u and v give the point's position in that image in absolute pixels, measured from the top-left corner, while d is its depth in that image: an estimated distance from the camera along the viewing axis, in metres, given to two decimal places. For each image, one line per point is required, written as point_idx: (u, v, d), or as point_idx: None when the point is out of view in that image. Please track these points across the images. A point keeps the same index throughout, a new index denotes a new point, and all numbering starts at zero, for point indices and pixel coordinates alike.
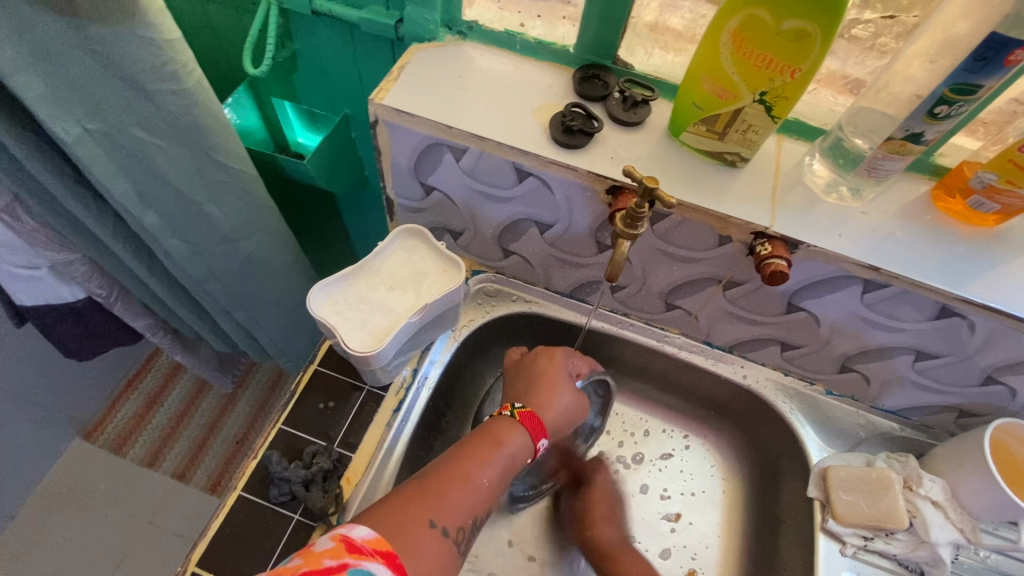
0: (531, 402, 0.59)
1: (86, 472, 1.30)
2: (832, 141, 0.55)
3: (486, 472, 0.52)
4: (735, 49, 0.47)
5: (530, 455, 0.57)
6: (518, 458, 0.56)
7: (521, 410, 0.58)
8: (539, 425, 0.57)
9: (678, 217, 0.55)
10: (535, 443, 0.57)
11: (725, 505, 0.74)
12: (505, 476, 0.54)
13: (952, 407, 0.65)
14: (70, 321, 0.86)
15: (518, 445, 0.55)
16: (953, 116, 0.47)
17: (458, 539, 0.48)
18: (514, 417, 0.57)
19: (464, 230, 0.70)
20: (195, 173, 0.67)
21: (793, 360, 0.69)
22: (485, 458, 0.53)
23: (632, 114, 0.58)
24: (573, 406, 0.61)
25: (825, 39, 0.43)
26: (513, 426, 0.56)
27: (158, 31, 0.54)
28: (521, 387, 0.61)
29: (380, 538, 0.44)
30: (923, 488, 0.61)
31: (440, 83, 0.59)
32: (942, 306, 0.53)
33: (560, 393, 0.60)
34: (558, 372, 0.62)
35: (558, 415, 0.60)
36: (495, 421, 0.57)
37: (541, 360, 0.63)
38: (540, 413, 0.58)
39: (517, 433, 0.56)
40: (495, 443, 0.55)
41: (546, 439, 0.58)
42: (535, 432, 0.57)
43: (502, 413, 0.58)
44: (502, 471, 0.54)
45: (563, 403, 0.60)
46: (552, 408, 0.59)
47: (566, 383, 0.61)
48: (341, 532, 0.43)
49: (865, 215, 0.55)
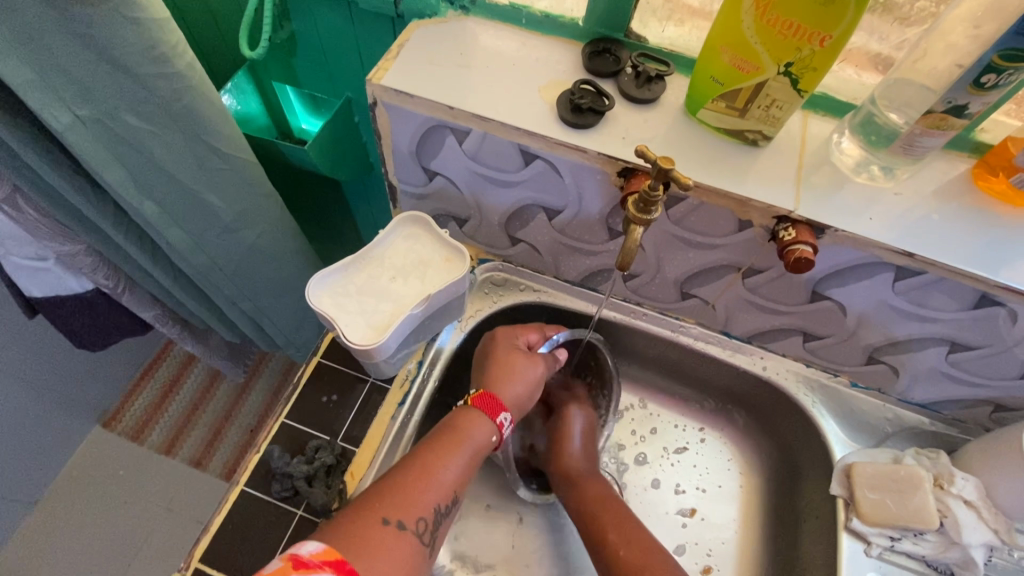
0: (484, 384, 0.58)
1: (104, 460, 1.31)
2: (863, 117, 0.51)
3: (446, 462, 0.51)
4: (758, 16, 0.43)
5: (495, 434, 0.55)
6: (482, 442, 0.54)
7: (475, 395, 0.56)
8: (493, 402, 0.56)
9: (695, 201, 0.52)
10: (495, 419, 0.55)
11: (743, 500, 0.71)
12: (469, 464, 0.52)
13: (987, 401, 0.61)
14: (79, 311, 0.86)
15: (478, 429, 0.54)
16: (1002, 85, 0.42)
17: (419, 529, 0.47)
18: (469, 402, 0.56)
19: (469, 216, 0.67)
20: (191, 159, 0.65)
21: (815, 352, 0.65)
22: (445, 448, 0.51)
23: (646, 91, 0.54)
24: (532, 375, 0.60)
25: (859, 1, 0.39)
26: (469, 412, 0.55)
27: (140, 9, 0.51)
28: (478, 375, 0.60)
29: (330, 549, 0.41)
30: (955, 487, 0.57)
31: (442, 61, 0.56)
32: (981, 294, 0.49)
33: (513, 364, 0.59)
34: (506, 349, 0.60)
35: (517, 388, 0.58)
36: (452, 412, 0.56)
37: (488, 344, 0.61)
38: (495, 390, 0.57)
39: (476, 417, 0.55)
40: (452, 431, 0.53)
41: (506, 411, 0.56)
42: (491, 409, 0.55)
43: (458, 404, 0.56)
44: (465, 458, 0.52)
45: (521, 372, 0.59)
46: (511, 380, 0.58)
47: (517, 355, 0.60)
48: (289, 551, 0.39)
49: (898, 196, 0.51)
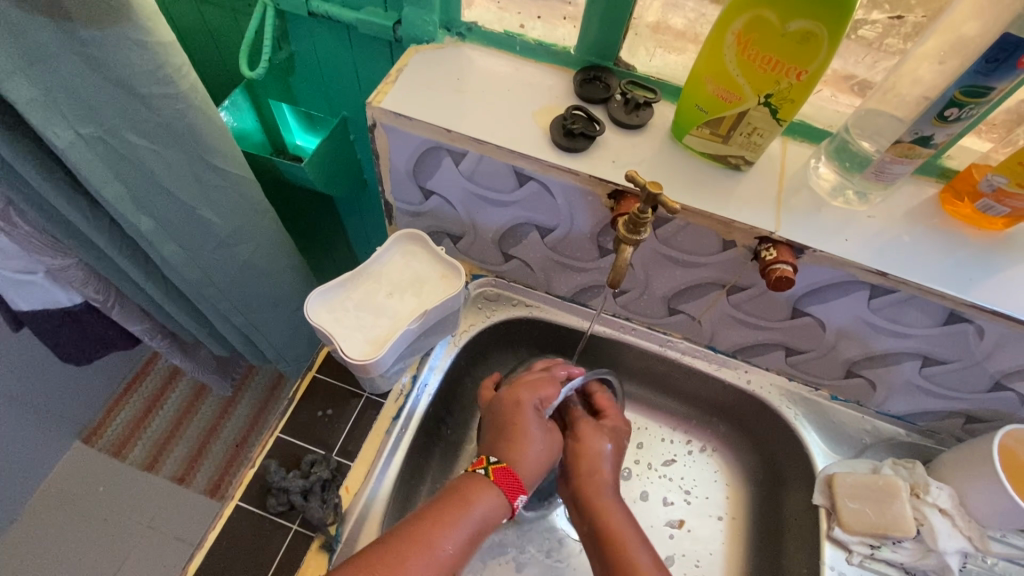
0: (507, 456, 0.57)
1: (85, 475, 1.29)
2: (838, 144, 0.54)
3: (450, 538, 0.51)
4: (739, 51, 0.46)
5: (506, 513, 0.56)
6: (489, 520, 0.54)
7: (496, 468, 0.56)
8: (515, 484, 0.56)
9: (682, 222, 0.54)
10: (512, 502, 0.55)
11: (731, 511, 0.73)
12: (471, 541, 0.52)
13: (960, 413, 0.64)
14: (67, 325, 0.86)
15: (486, 507, 0.54)
16: (964, 118, 0.45)
17: None
18: (490, 476, 0.56)
19: (463, 234, 0.69)
20: (190, 176, 0.66)
21: (797, 366, 0.68)
22: (451, 524, 0.52)
23: (635, 117, 0.57)
24: (546, 453, 0.60)
25: (832, 39, 0.42)
26: (487, 487, 0.55)
27: (149, 34, 0.53)
28: (494, 438, 0.60)
29: None
30: (931, 496, 0.59)
31: (439, 85, 0.58)
32: (950, 312, 0.52)
33: (531, 441, 0.59)
34: (527, 417, 0.60)
35: (534, 464, 0.58)
36: (469, 478, 0.56)
37: (508, 407, 0.61)
38: (516, 467, 0.57)
39: (490, 494, 0.55)
40: (463, 504, 0.53)
41: (525, 495, 0.56)
42: (511, 490, 0.55)
43: (477, 471, 0.56)
44: (468, 536, 0.52)
45: (537, 452, 0.59)
46: (527, 460, 0.58)
47: (535, 429, 0.60)
48: None
49: (871, 218, 0.54)
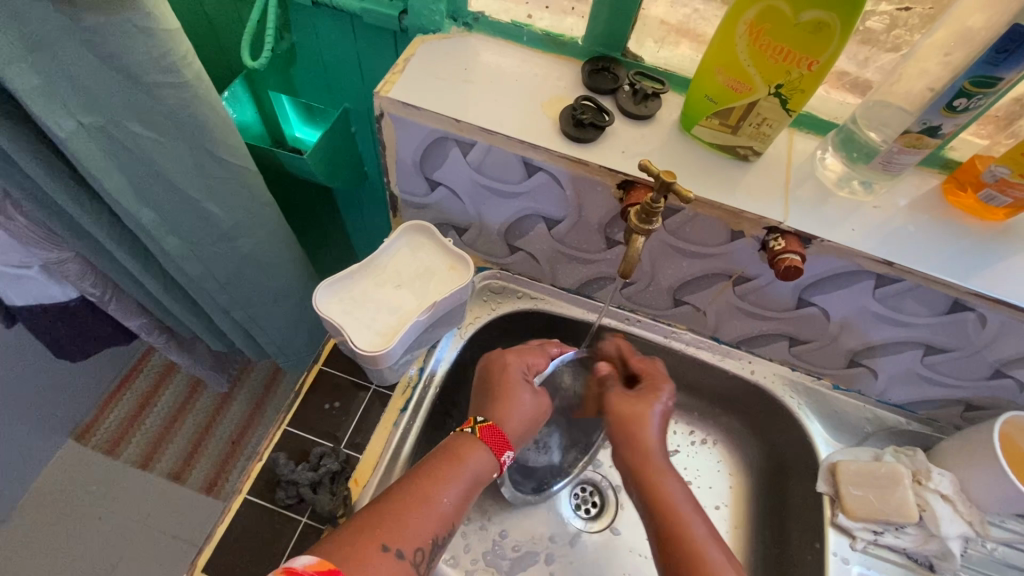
0: (493, 415, 0.58)
1: (79, 473, 1.28)
2: (843, 136, 0.54)
3: (446, 491, 0.51)
4: (751, 41, 0.46)
5: (495, 469, 0.56)
6: (482, 473, 0.54)
7: (482, 426, 0.56)
8: (501, 438, 0.56)
9: (690, 212, 0.55)
10: (500, 457, 0.56)
11: (734, 501, 0.74)
12: (467, 496, 0.53)
13: (960, 401, 0.65)
14: (64, 320, 0.85)
15: (478, 462, 0.54)
16: (972, 109, 0.46)
17: (415, 560, 0.48)
18: (476, 433, 0.56)
19: (469, 225, 0.69)
20: (192, 168, 0.65)
21: (800, 356, 0.69)
22: (446, 478, 0.52)
23: (644, 108, 0.57)
24: (534, 409, 0.60)
25: (844, 30, 0.42)
26: (475, 444, 0.55)
27: (153, 21, 0.52)
28: (483, 400, 0.60)
29: (323, 561, 0.44)
30: (932, 482, 0.60)
31: (446, 75, 0.58)
32: (953, 301, 0.53)
33: (517, 397, 0.59)
34: (511, 377, 0.60)
35: (520, 422, 0.58)
36: (455, 437, 0.56)
37: (492, 370, 0.62)
38: (502, 425, 0.57)
39: (479, 450, 0.55)
40: (455, 460, 0.53)
41: (511, 449, 0.56)
42: (497, 446, 0.55)
43: (464, 431, 0.56)
44: (463, 489, 0.52)
45: (524, 406, 0.59)
46: (515, 416, 0.58)
47: (521, 386, 0.60)
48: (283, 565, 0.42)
49: (877, 209, 0.55)
